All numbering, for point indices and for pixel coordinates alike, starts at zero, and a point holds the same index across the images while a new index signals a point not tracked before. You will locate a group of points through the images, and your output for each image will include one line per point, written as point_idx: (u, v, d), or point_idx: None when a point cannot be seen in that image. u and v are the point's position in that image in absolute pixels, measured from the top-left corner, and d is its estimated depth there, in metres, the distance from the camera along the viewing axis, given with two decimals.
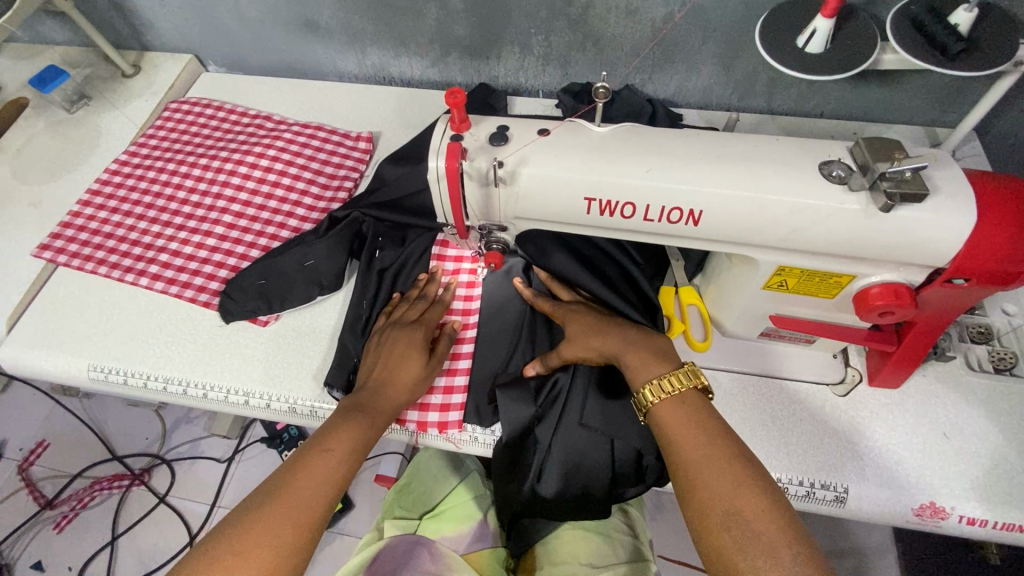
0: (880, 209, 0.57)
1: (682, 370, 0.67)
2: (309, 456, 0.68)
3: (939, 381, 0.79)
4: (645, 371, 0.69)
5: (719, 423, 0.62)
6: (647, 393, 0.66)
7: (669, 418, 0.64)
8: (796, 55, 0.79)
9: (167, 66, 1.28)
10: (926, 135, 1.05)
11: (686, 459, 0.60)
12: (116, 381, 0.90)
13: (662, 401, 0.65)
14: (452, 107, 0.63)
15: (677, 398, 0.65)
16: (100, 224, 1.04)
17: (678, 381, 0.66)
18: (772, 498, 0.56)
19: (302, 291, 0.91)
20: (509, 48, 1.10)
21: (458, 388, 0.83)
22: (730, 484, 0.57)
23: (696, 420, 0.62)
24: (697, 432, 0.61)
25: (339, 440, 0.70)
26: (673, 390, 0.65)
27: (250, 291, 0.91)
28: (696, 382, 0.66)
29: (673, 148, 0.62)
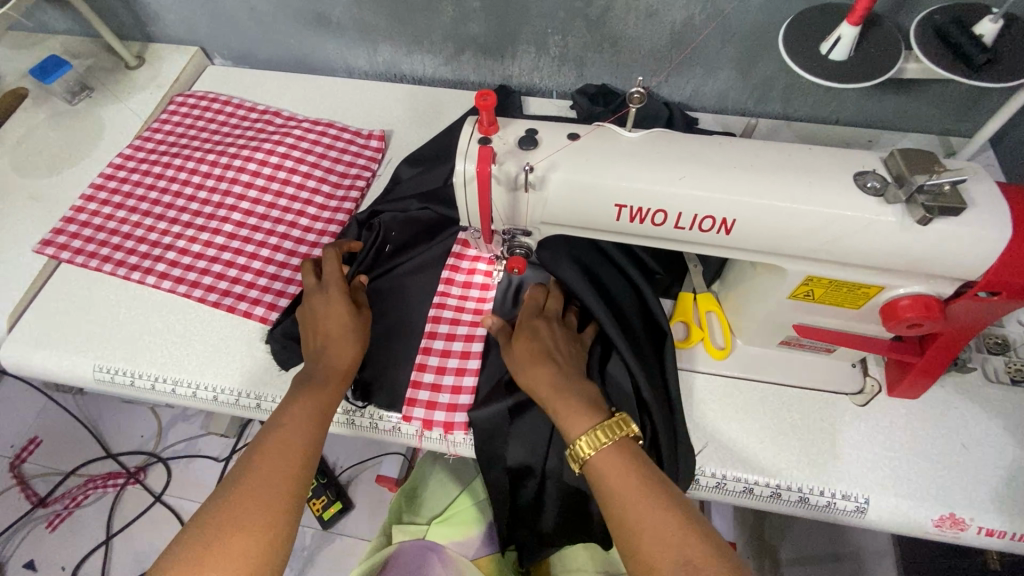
0: (916, 223, 0.57)
1: (612, 420, 0.64)
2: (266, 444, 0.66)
3: (957, 391, 0.79)
4: (579, 422, 0.66)
5: (642, 470, 0.61)
6: (580, 448, 0.63)
7: (601, 472, 0.62)
8: (820, 64, 0.78)
9: (173, 59, 1.25)
10: (940, 143, 1.05)
11: (625, 519, 0.58)
12: (122, 383, 0.87)
13: (596, 454, 0.63)
14: (481, 109, 0.61)
15: (611, 448, 0.63)
16: (104, 220, 1.02)
17: (608, 433, 0.63)
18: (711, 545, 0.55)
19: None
20: (525, 47, 1.08)
21: (467, 388, 0.80)
22: (668, 535, 0.56)
23: (625, 472, 0.61)
24: (630, 484, 0.60)
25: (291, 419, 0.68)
26: (606, 441, 0.63)
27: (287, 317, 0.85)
28: (628, 431, 0.63)
29: (705, 156, 0.61)
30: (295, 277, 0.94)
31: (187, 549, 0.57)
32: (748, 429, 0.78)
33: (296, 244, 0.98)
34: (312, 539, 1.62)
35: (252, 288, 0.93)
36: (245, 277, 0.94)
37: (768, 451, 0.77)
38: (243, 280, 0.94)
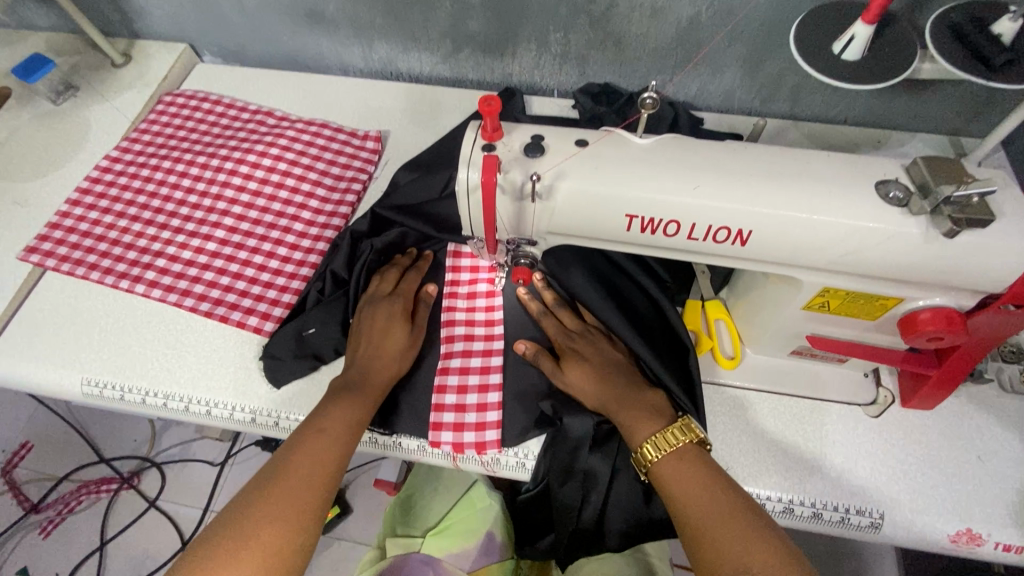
0: (943, 234, 0.54)
1: (678, 425, 0.68)
2: (301, 449, 0.66)
3: (971, 401, 0.78)
4: (643, 427, 0.68)
5: (717, 476, 0.63)
6: (647, 451, 0.66)
7: (668, 477, 0.64)
8: (833, 64, 0.75)
9: (161, 56, 1.21)
10: (950, 144, 1.03)
11: (693, 519, 0.61)
12: (111, 396, 0.84)
13: (664, 457, 0.66)
14: (486, 115, 0.58)
15: (676, 456, 0.65)
16: (91, 225, 0.98)
17: (676, 436, 0.66)
18: (783, 552, 0.57)
19: (327, 334, 0.83)
20: (526, 45, 1.05)
21: (472, 406, 0.77)
22: (737, 539, 0.58)
23: (699, 477, 0.63)
24: (704, 489, 0.62)
25: (332, 432, 0.68)
26: (673, 445, 0.66)
27: (291, 345, 0.82)
28: (692, 436, 0.67)
29: (719, 164, 0.58)
30: (290, 285, 0.91)
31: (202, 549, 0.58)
32: (760, 442, 0.76)
33: (291, 250, 0.95)
34: None
35: (246, 297, 0.90)
36: (238, 285, 0.91)
37: (780, 464, 0.75)
38: (237, 288, 0.91)
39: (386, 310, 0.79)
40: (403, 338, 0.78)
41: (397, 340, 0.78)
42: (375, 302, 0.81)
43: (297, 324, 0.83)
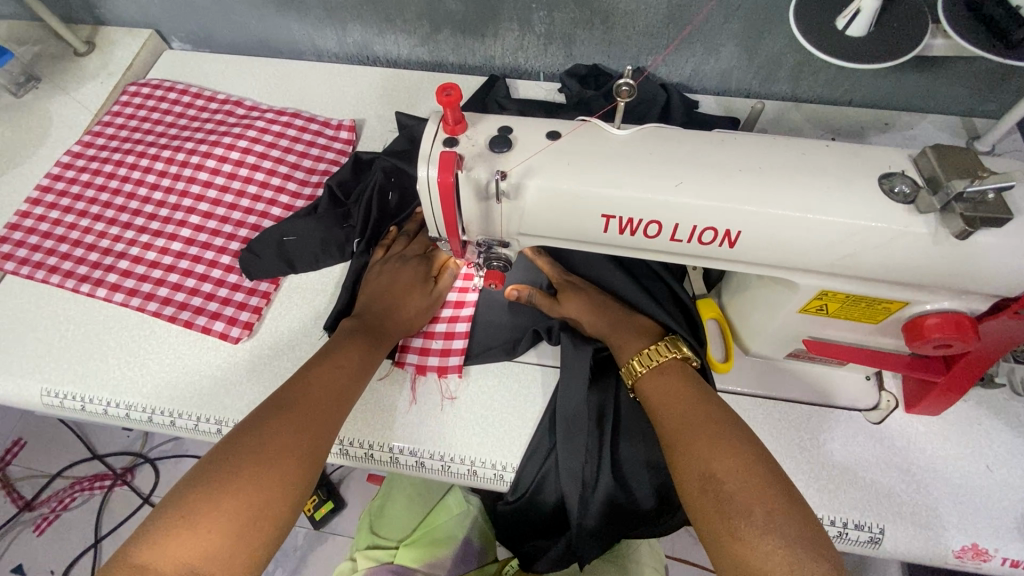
0: (953, 235, 0.48)
1: (664, 342, 0.68)
2: (321, 368, 0.68)
3: (980, 406, 0.73)
4: (630, 348, 0.70)
5: (696, 389, 0.64)
6: (635, 366, 0.67)
7: (652, 392, 0.65)
8: (835, 41, 0.68)
9: (126, 44, 1.15)
10: (964, 126, 0.96)
11: (668, 429, 0.61)
12: (73, 408, 0.81)
13: (648, 372, 0.66)
14: (445, 106, 0.53)
15: (658, 371, 0.66)
16: (52, 225, 0.94)
17: (661, 353, 0.67)
18: (753, 456, 0.56)
19: (305, 244, 0.86)
20: (507, 25, 0.98)
21: (459, 334, 0.80)
22: (706, 447, 0.57)
23: (680, 393, 0.63)
24: (686, 404, 0.62)
25: (348, 357, 0.70)
26: (656, 361, 0.66)
27: (271, 250, 0.86)
28: (678, 352, 0.67)
29: (707, 158, 0.53)
30: (258, 287, 0.86)
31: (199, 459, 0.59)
32: None
33: None
34: (304, 539, 1.58)
35: (212, 301, 0.85)
36: (203, 288, 0.86)
37: None
38: (203, 291, 0.86)
39: (410, 271, 0.79)
40: (422, 302, 0.78)
41: (410, 300, 0.77)
42: (397, 262, 0.80)
43: (277, 231, 0.86)
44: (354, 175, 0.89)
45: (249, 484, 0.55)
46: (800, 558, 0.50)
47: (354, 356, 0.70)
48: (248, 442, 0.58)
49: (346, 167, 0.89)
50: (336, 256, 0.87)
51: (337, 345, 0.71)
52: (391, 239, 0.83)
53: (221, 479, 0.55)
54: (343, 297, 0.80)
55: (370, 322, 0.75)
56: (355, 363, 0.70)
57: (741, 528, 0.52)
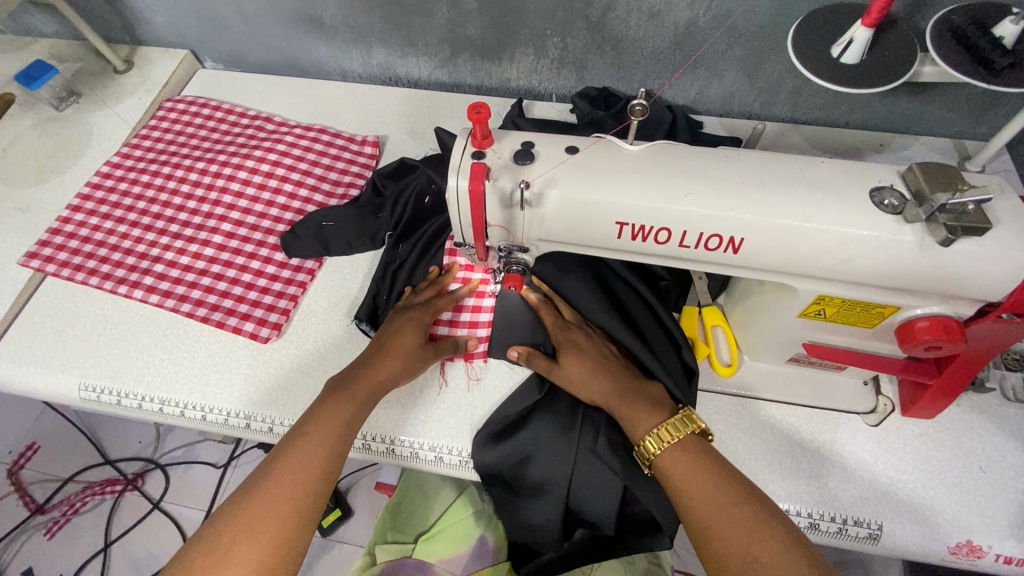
0: (938, 243, 0.53)
1: (678, 418, 0.67)
2: (327, 403, 0.70)
3: (973, 411, 0.76)
4: (643, 422, 0.68)
5: (718, 464, 0.63)
6: (649, 445, 0.66)
7: (672, 471, 0.63)
8: (831, 68, 0.74)
9: (163, 62, 1.22)
10: (955, 148, 1.01)
11: (698, 512, 0.60)
12: (108, 402, 0.85)
13: (664, 451, 0.65)
14: (475, 122, 0.58)
15: (678, 447, 0.65)
16: (92, 230, 0.99)
17: (675, 430, 0.65)
18: (788, 537, 0.56)
19: (341, 229, 0.93)
20: (523, 49, 1.05)
21: (483, 322, 0.85)
22: (743, 532, 0.57)
23: (703, 470, 0.62)
24: (710, 481, 0.61)
25: (357, 391, 0.72)
26: (673, 439, 0.65)
27: (310, 235, 0.93)
28: (693, 428, 0.66)
29: (713, 171, 0.58)
30: (286, 291, 0.91)
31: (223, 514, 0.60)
32: (757, 449, 0.75)
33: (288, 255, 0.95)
34: (311, 546, 1.60)
35: (242, 302, 0.90)
36: (234, 291, 0.91)
37: (776, 472, 0.74)
38: (233, 294, 0.91)
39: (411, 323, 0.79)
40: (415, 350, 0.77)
41: (399, 352, 0.76)
42: (398, 321, 0.79)
43: (317, 216, 0.94)
44: (397, 174, 0.96)
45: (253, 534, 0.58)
46: None
47: (338, 417, 0.68)
48: (249, 512, 0.59)
49: (391, 165, 0.96)
50: (368, 244, 0.94)
51: (322, 407, 0.69)
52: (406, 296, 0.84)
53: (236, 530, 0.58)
54: (375, 281, 0.87)
55: (351, 380, 0.72)
56: (334, 424, 0.67)
57: None
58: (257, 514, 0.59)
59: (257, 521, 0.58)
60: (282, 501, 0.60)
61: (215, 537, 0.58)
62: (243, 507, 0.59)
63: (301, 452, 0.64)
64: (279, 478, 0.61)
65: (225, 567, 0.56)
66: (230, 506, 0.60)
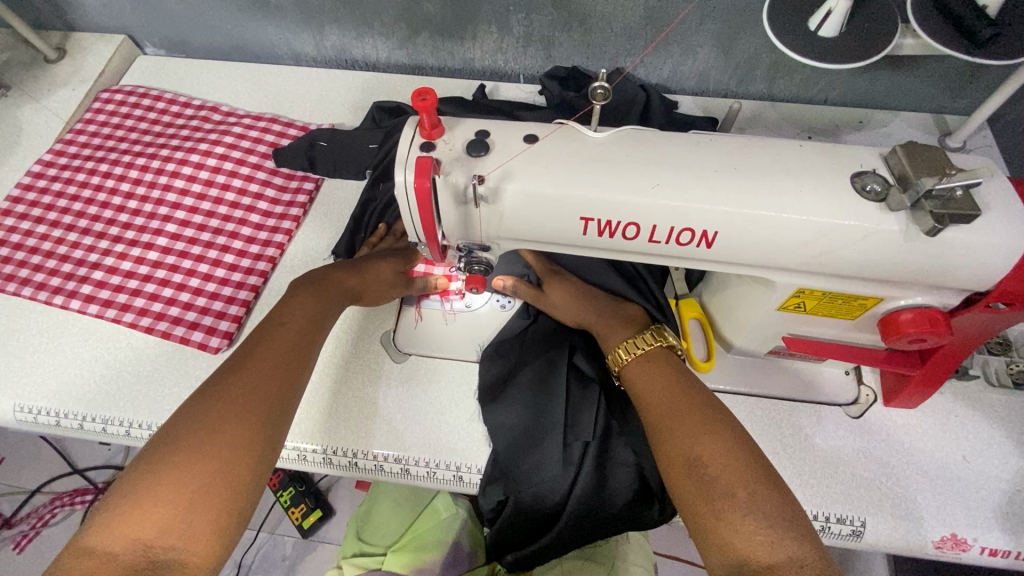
0: (924, 232, 0.49)
1: (650, 331, 0.67)
2: (298, 293, 0.69)
3: (956, 398, 0.74)
4: (616, 335, 0.69)
5: (681, 375, 0.62)
6: (619, 353, 0.66)
7: (636, 379, 0.64)
8: (808, 42, 0.69)
9: (98, 49, 1.13)
10: (936, 123, 0.97)
11: (651, 414, 0.59)
12: (47, 423, 0.79)
13: (632, 360, 0.65)
14: (421, 110, 0.52)
15: (645, 358, 0.65)
16: (23, 236, 0.92)
17: (646, 342, 0.65)
18: (736, 437, 0.55)
19: (330, 153, 0.92)
20: (486, 27, 0.98)
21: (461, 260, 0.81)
22: (689, 432, 0.55)
23: (663, 379, 0.62)
24: (669, 388, 0.60)
25: (331, 286, 0.71)
26: (643, 349, 0.65)
27: (300, 154, 0.92)
28: (664, 341, 0.65)
29: (684, 160, 0.53)
30: (237, 295, 0.85)
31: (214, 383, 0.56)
32: None
33: (239, 257, 0.88)
34: (292, 548, 1.56)
35: (190, 309, 0.84)
36: (182, 297, 0.85)
37: None
38: (181, 301, 0.85)
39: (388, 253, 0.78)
40: (392, 271, 0.76)
41: (379, 274, 0.75)
42: (382, 255, 0.78)
43: (312, 135, 0.93)
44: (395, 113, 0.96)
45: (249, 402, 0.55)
46: (783, 540, 0.48)
47: (314, 308, 0.67)
48: (234, 390, 0.56)
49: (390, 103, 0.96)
50: (351, 174, 0.92)
51: (298, 295, 0.68)
52: (378, 237, 0.83)
53: (229, 399, 0.55)
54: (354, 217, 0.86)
55: (326, 277, 0.72)
56: (308, 318, 0.66)
57: (726, 511, 0.50)
58: (244, 391, 0.56)
59: (246, 398, 0.56)
60: (271, 375, 0.59)
61: (195, 414, 0.53)
62: (227, 385, 0.56)
63: (279, 338, 0.63)
64: (262, 360, 0.60)
65: (225, 432, 0.52)
66: (214, 380, 0.57)
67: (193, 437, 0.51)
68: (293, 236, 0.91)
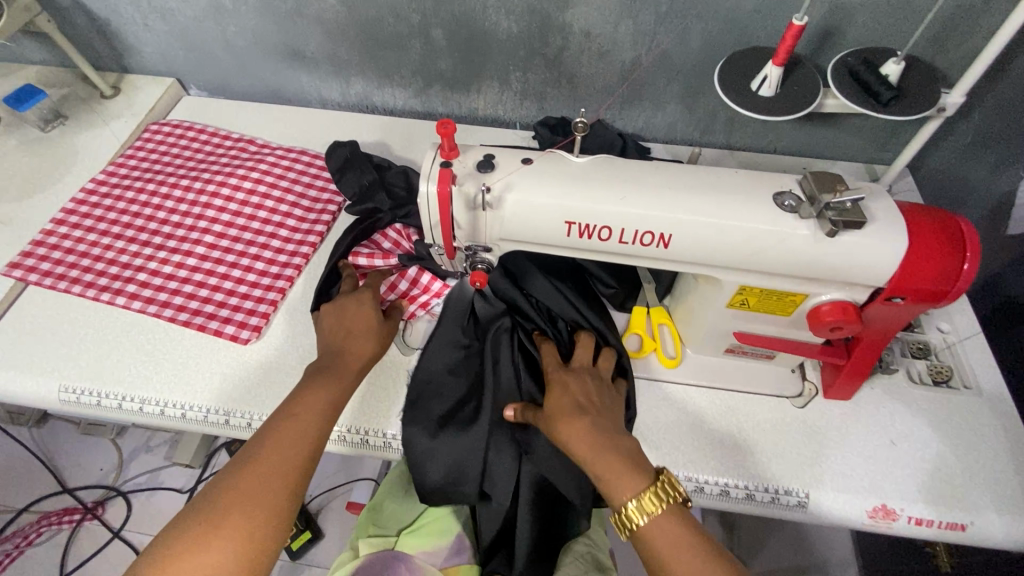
0: (827, 235, 0.64)
1: (661, 483, 0.63)
2: (326, 370, 0.77)
3: (885, 392, 0.87)
4: (624, 487, 0.64)
5: (701, 534, 0.62)
6: (631, 514, 0.62)
7: (655, 539, 0.62)
8: (749, 97, 0.87)
9: (149, 89, 1.29)
10: (867, 170, 1.16)
11: None
12: (88, 403, 0.88)
13: (647, 521, 0.62)
14: (443, 136, 0.67)
15: (663, 516, 0.62)
16: (75, 242, 1.04)
17: (660, 498, 0.62)
18: None
19: (346, 176, 0.98)
20: (490, 82, 1.16)
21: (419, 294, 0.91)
22: None
23: (684, 542, 0.61)
24: (694, 557, 0.60)
25: (340, 367, 0.78)
26: (657, 509, 0.62)
27: (337, 160, 1.00)
28: (676, 494, 0.63)
29: (646, 179, 0.68)
30: (265, 296, 0.97)
31: (239, 465, 0.65)
32: (699, 432, 0.84)
33: (268, 265, 1.01)
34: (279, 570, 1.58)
35: (223, 308, 0.95)
36: (215, 297, 0.96)
37: (716, 448, 0.82)
38: (215, 300, 0.96)
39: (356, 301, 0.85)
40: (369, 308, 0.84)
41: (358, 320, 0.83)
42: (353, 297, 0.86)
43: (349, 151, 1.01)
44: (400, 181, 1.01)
45: (269, 474, 0.65)
46: None
47: (340, 380, 0.77)
48: (263, 457, 0.66)
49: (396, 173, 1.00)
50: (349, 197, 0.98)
51: (321, 369, 0.78)
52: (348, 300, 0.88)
53: (255, 474, 0.64)
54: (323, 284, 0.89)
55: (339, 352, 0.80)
56: (338, 386, 0.76)
57: None
58: (265, 466, 0.65)
59: (273, 464, 0.65)
60: (296, 445, 0.68)
61: (230, 484, 0.63)
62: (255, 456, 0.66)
63: (307, 410, 0.72)
64: (288, 431, 0.69)
65: (249, 494, 0.63)
66: (241, 460, 0.66)
67: (220, 508, 0.61)
68: (317, 248, 1.04)
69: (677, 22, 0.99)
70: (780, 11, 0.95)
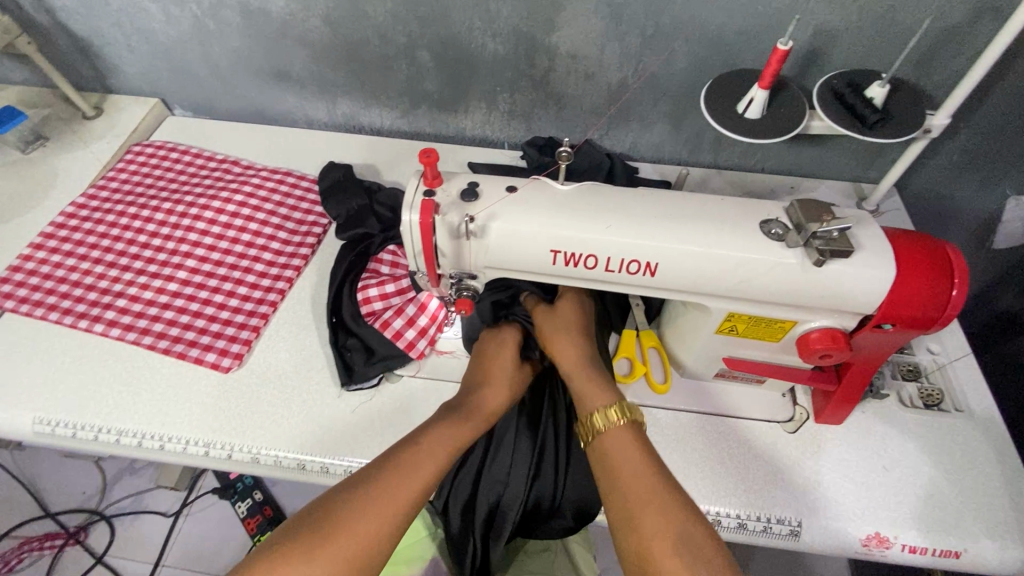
0: (814, 264, 0.63)
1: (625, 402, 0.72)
2: (400, 459, 0.67)
3: (876, 416, 0.86)
4: (594, 398, 0.74)
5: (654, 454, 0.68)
6: (596, 419, 0.71)
7: (613, 443, 0.69)
8: (735, 121, 0.86)
9: (132, 109, 1.28)
10: (854, 189, 1.16)
11: (631, 482, 0.65)
12: (62, 435, 0.85)
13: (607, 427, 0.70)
14: (426, 165, 0.66)
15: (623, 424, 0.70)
16: (53, 268, 1.01)
17: (622, 410, 0.71)
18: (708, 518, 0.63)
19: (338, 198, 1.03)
20: (477, 102, 1.16)
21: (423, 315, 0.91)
22: (670, 506, 0.62)
23: (636, 451, 0.68)
24: (643, 461, 0.66)
25: (418, 458, 0.68)
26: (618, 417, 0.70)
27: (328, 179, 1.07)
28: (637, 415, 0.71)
29: (632, 207, 0.67)
30: (248, 322, 0.95)
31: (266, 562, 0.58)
32: (689, 459, 0.82)
33: (251, 289, 0.99)
34: None
35: (204, 334, 0.93)
36: (197, 323, 0.94)
37: (707, 476, 0.81)
38: (196, 326, 0.94)
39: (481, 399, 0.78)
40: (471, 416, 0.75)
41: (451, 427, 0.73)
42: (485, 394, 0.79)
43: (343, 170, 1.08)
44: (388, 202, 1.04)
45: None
46: None
47: (407, 483, 0.65)
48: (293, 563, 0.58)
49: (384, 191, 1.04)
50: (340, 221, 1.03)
51: (398, 458, 0.67)
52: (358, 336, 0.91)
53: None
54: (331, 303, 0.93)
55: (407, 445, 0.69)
56: (405, 489, 0.65)
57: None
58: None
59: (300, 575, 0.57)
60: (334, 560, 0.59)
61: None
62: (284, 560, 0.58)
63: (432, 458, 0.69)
64: (332, 544, 0.59)
65: None
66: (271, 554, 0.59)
67: None
68: (301, 271, 1.03)
69: (663, 44, 0.99)
70: (765, 33, 0.95)
